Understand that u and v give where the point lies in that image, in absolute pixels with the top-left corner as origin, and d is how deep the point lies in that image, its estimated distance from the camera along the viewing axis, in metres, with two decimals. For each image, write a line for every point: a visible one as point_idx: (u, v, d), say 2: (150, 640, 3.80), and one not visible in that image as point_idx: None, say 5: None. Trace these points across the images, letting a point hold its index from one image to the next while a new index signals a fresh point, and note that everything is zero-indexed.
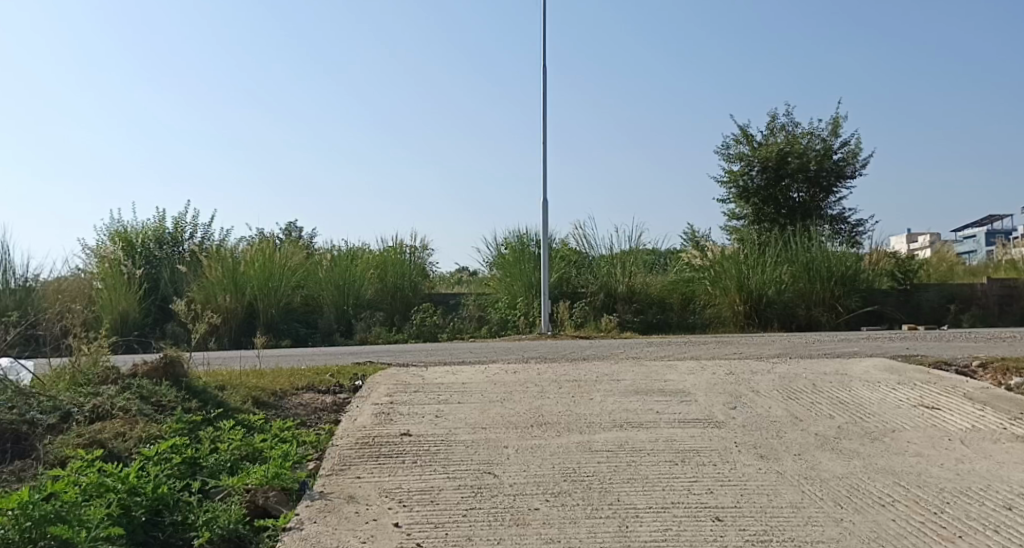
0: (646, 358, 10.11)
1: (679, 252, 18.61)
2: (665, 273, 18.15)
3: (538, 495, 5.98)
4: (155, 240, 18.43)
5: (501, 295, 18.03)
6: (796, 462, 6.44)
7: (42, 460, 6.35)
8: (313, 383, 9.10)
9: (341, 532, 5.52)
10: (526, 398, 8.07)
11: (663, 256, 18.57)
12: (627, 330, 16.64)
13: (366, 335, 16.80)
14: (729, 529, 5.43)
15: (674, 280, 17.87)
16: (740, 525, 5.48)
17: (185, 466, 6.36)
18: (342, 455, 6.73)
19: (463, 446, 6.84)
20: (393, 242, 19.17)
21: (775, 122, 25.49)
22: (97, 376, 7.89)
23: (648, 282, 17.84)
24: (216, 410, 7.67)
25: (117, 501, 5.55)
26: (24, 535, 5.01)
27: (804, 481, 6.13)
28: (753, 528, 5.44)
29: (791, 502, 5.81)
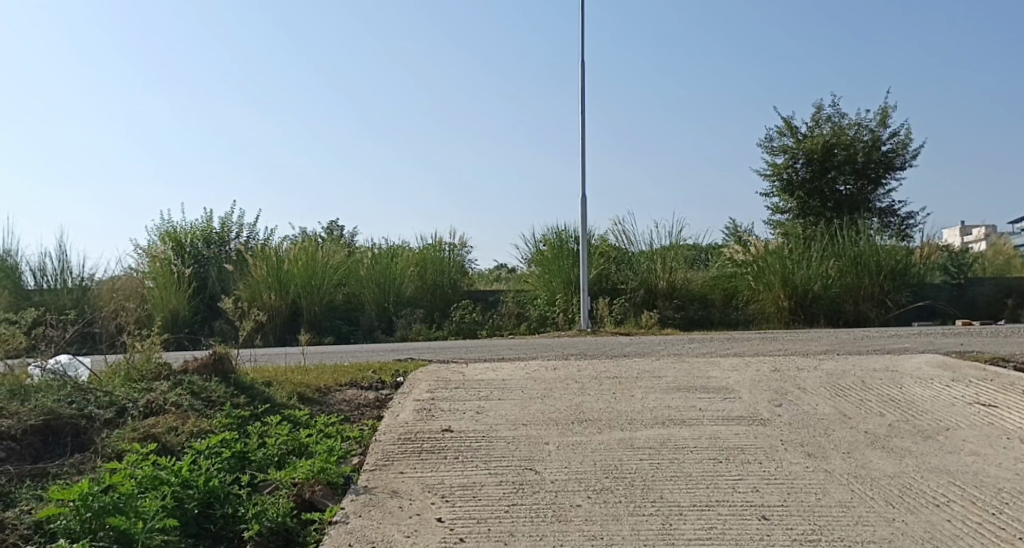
0: (688, 355, 10.11)
1: (720, 248, 18.49)
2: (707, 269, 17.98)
3: (580, 492, 6.03)
4: (203, 239, 18.74)
5: (540, 292, 18.07)
6: (845, 460, 6.42)
7: (101, 454, 6.49)
8: (356, 380, 9.24)
9: (386, 526, 5.63)
10: (568, 395, 8.12)
11: (705, 252, 18.42)
12: (668, 326, 16.60)
13: (406, 332, 16.94)
14: (776, 528, 5.44)
15: (716, 276, 17.70)
16: (788, 524, 5.49)
17: (235, 459, 6.48)
18: (385, 451, 6.85)
19: (504, 443, 6.92)
20: (432, 240, 19.32)
21: (821, 113, 25.24)
22: (149, 373, 8.09)
23: (690, 277, 17.65)
24: (263, 405, 7.83)
25: (171, 494, 5.71)
26: (85, 525, 5.23)
27: (853, 479, 6.11)
28: (801, 527, 5.44)
29: (839, 501, 5.79)
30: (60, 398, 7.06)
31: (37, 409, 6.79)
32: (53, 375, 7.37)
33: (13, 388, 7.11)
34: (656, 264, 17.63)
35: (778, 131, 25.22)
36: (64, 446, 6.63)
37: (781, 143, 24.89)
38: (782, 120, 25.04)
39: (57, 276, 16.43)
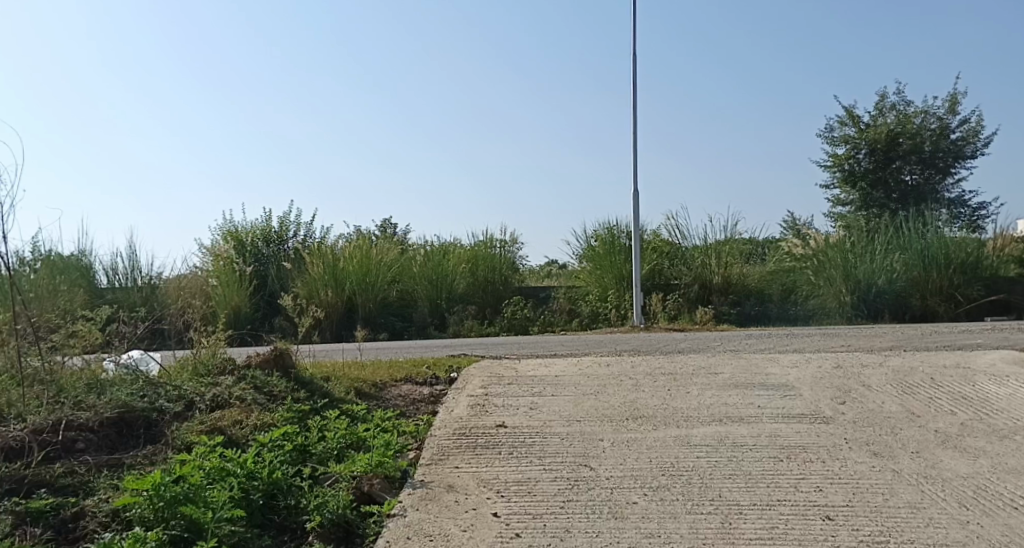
0: (745, 351, 10.03)
1: (777, 242, 18.27)
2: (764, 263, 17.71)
3: (635, 488, 6.05)
4: (263, 238, 19.07)
5: (592, 288, 18.07)
6: (913, 460, 6.34)
7: (171, 446, 6.65)
8: (411, 375, 9.37)
9: (443, 520, 5.72)
10: (622, 391, 8.14)
11: (763, 246, 18.10)
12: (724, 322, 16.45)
13: (459, 328, 17.03)
14: (842, 529, 5.41)
15: (774, 270, 17.49)
16: (853, 525, 5.45)
17: (297, 452, 6.63)
18: (440, 445, 6.95)
19: (559, 439, 6.96)
20: (483, 236, 19.44)
21: (884, 102, 24.76)
22: (215, 368, 8.30)
23: (746, 271, 17.48)
24: (322, 399, 7.99)
25: (237, 485, 5.85)
26: (157, 514, 5.38)
27: (922, 480, 6.03)
28: (867, 528, 5.40)
29: (909, 502, 5.73)
30: (133, 392, 7.27)
31: (113, 401, 6.98)
32: (126, 369, 7.61)
33: (89, 381, 7.33)
34: (710, 259, 17.53)
35: (840, 121, 24.81)
36: (136, 438, 6.77)
37: (843, 133, 24.49)
38: (844, 110, 24.62)
39: (127, 274, 16.94)
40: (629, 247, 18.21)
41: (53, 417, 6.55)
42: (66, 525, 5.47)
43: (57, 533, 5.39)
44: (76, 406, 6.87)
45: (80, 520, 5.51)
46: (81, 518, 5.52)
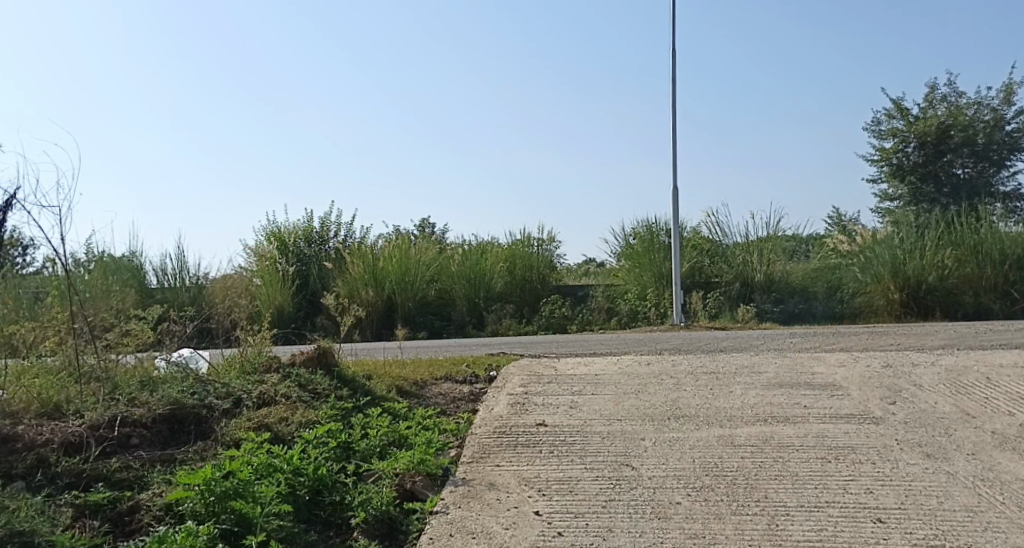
0: (789, 350, 9.97)
1: (822, 239, 18.16)
2: (807, 261, 17.73)
3: (678, 489, 6.07)
4: (305, 238, 19.30)
5: (630, 286, 18.04)
6: (969, 462, 6.28)
7: (221, 441, 6.78)
8: (451, 374, 9.46)
9: (485, 518, 5.79)
10: (662, 391, 8.14)
11: (806, 243, 18.11)
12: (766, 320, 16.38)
13: (497, 327, 17.12)
14: (894, 532, 5.38)
15: (818, 268, 17.43)
16: (906, 528, 5.42)
17: (340, 449, 6.74)
18: (481, 443, 7.02)
19: (599, 438, 7.00)
20: (521, 235, 19.48)
21: (934, 94, 24.39)
22: (262, 366, 8.47)
23: (789, 269, 17.43)
24: (364, 397, 8.11)
25: (284, 481, 5.94)
26: (208, 508, 5.49)
27: (979, 482, 5.98)
28: (921, 532, 5.37)
29: (965, 505, 5.69)
30: (184, 390, 7.43)
31: (165, 398, 7.12)
32: (177, 368, 7.77)
33: (142, 379, 7.47)
34: (752, 256, 17.46)
35: (888, 114, 24.48)
36: (187, 434, 6.92)
37: (891, 126, 24.16)
38: (892, 102, 24.29)
39: (176, 274, 17.26)
40: (669, 244, 18.18)
41: (109, 414, 6.69)
42: (122, 518, 5.56)
43: (114, 526, 5.48)
44: (131, 403, 7.01)
45: (136, 513, 5.60)
46: (137, 512, 5.61)
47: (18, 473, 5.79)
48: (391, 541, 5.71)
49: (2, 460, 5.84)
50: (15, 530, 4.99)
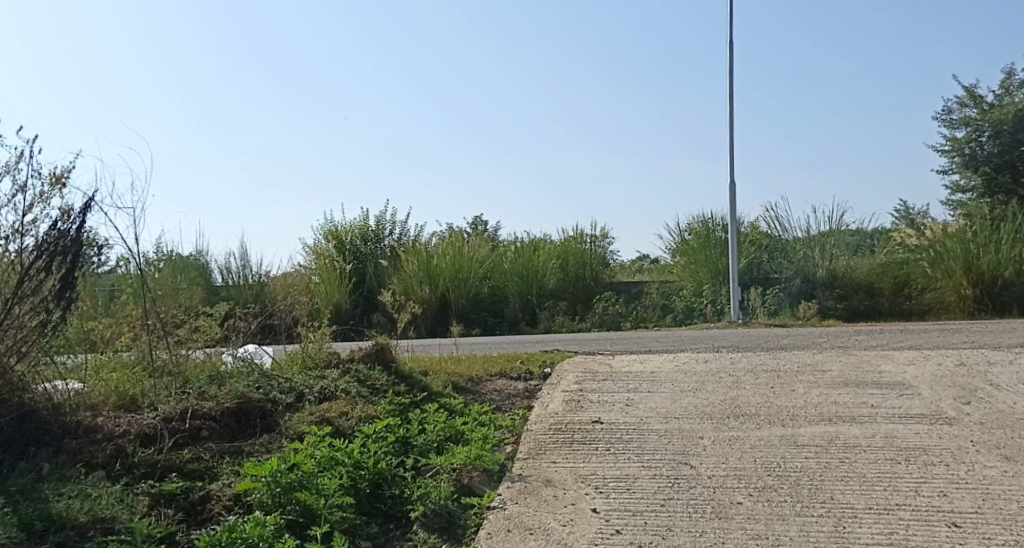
0: (855, 348, 9.86)
1: (888, 234, 17.85)
2: (873, 256, 17.40)
3: (740, 489, 6.07)
4: (361, 236, 19.58)
5: (686, 283, 17.94)
6: None
7: (285, 435, 6.94)
8: (505, 370, 9.56)
9: (542, 514, 5.86)
10: (721, 389, 8.13)
11: (872, 238, 17.86)
12: (829, 317, 16.18)
13: (550, 324, 17.17)
14: (971, 537, 5.32)
15: (885, 263, 17.11)
16: (984, 533, 5.36)
17: (399, 444, 6.86)
18: (537, 440, 7.10)
19: (657, 436, 7.02)
20: (574, 232, 19.51)
21: (1011, 81, 23.92)
22: (322, 361, 8.67)
23: (853, 265, 17.15)
24: (421, 393, 8.24)
25: (346, 474, 6.07)
26: (274, 499, 5.64)
27: None
28: (999, 537, 5.31)
29: None
30: (249, 384, 7.64)
31: (231, 392, 7.33)
32: (243, 362, 8.00)
33: (210, 373, 7.72)
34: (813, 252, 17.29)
35: (960, 102, 23.96)
36: (253, 427, 7.09)
37: (963, 115, 23.69)
38: (965, 90, 23.77)
39: (239, 272, 17.69)
40: (725, 239, 18.06)
41: (180, 407, 6.91)
42: (195, 508, 5.70)
43: (187, 515, 5.62)
44: (200, 397, 7.22)
45: (208, 502, 5.74)
46: (208, 501, 5.75)
47: (99, 461, 5.93)
48: (450, 535, 5.75)
49: (84, 449, 5.98)
50: (97, 516, 5.09)
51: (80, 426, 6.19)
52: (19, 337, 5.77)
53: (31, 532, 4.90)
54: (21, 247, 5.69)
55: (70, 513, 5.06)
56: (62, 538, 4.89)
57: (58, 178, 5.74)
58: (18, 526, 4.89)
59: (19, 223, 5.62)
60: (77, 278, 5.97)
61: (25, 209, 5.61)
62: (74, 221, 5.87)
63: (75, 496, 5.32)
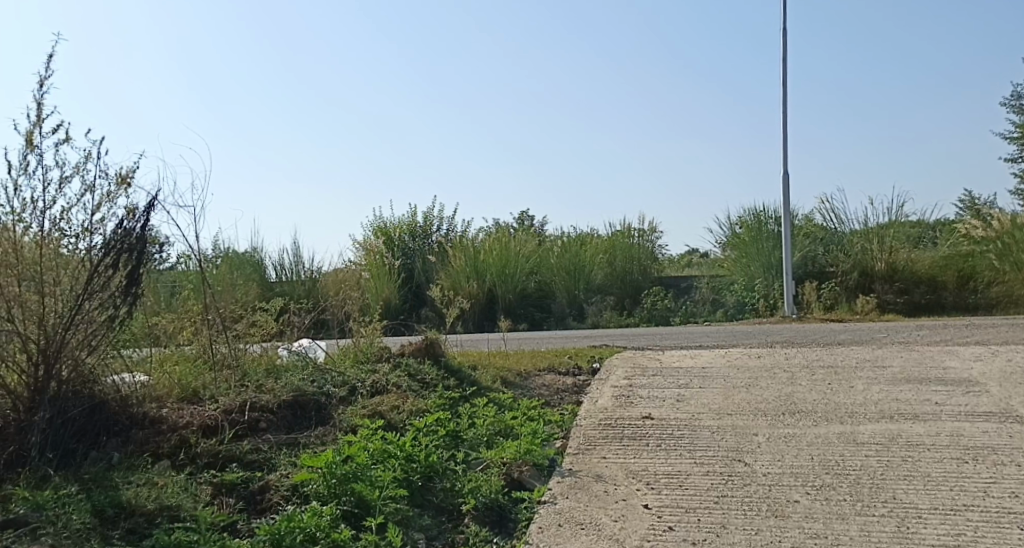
0: (917, 343, 9.74)
1: (951, 225, 17.53)
2: (934, 249, 17.08)
3: (797, 487, 6.06)
4: (409, 233, 19.77)
5: (737, 278, 17.80)
6: None
7: (339, 427, 7.06)
8: (554, 366, 9.63)
9: (593, 509, 5.91)
10: (775, 385, 8.11)
11: (934, 230, 17.56)
12: (887, 312, 15.99)
13: (597, 319, 17.11)
14: None
15: (949, 255, 16.77)
16: None
17: (449, 438, 6.95)
18: (586, 435, 7.15)
19: (709, 432, 7.04)
20: (622, 226, 19.49)
21: None
22: (374, 355, 8.83)
23: (914, 258, 16.88)
24: (471, 387, 8.34)
25: (399, 467, 6.18)
26: (330, 490, 5.76)
27: None
28: None
29: None
30: (304, 378, 7.82)
31: (288, 386, 7.51)
32: (298, 356, 8.21)
33: (268, 367, 7.93)
34: (871, 245, 17.04)
35: None
36: (309, 419, 7.24)
37: None
38: None
39: (292, 268, 18.04)
40: (777, 232, 17.89)
41: (239, 399, 7.09)
42: (255, 497, 5.83)
43: (247, 504, 5.75)
44: (258, 390, 7.41)
45: (267, 492, 5.86)
46: (267, 491, 5.87)
47: (164, 451, 6.14)
48: (501, 529, 5.85)
49: (150, 440, 6.18)
50: (164, 504, 5.27)
51: (146, 418, 6.41)
52: (89, 332, 5.94)
53: (103, 518, 5.09)
54: (89, 244, 5.87)
55: (139, 501, 5.24)
56: (132, 525, 5.06)
57: (123, 178, 5.94)
58: (91, 512, 5.08)
59: (87, 222, 5.82)
60: (141, 274, 6.17)
61: (93, 208, 5.81)
62: (138, 220, 6.08)
63: (142, 484, 5.52)
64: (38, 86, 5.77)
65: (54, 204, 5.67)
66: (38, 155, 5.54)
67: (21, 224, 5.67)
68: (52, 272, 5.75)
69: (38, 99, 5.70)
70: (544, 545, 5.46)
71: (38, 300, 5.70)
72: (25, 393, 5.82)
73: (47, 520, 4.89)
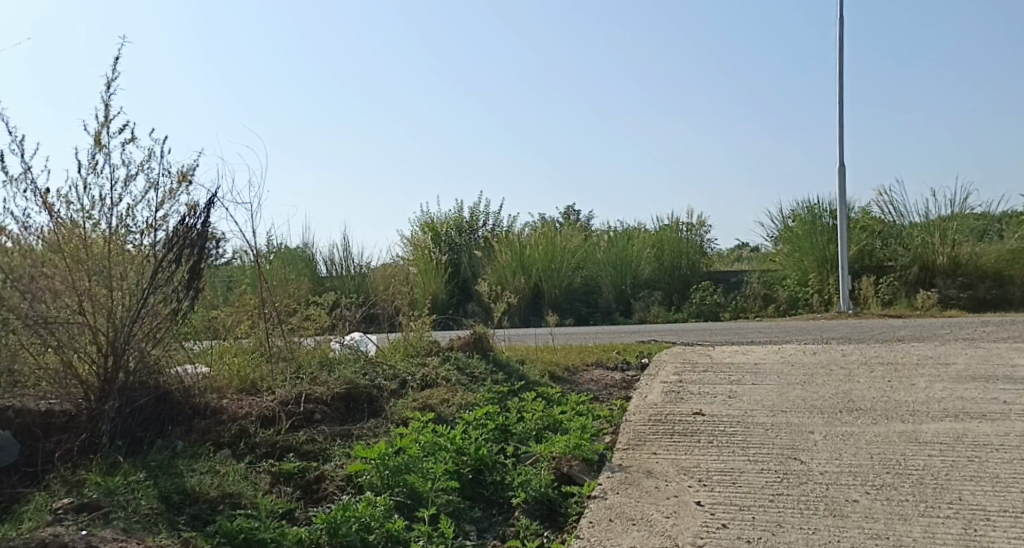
0: (982, 339, 9.55)
1: (1017, 218, 17.11)
2: (1001, 241, 16.65)
3: (856, 486, 5.99)
4: (456, 228, 19.92)
5: (789, 272, 17.56)
6: None
7: (390, 420, 7.13)
8: (603, 360, 9.63)
9: (645, 505, 5.90)
10: (832, 382, 8.02)
11: (999, 223, 17.16)
12: (949, 307, 15.65)
13: (645, 314, 17.01)
14: None
15: (1016, 249, 16.36)
16: None
17: (499, 431, 6.98)
18: (636, 431, 7.14)
19: (763, 429, 6.99)
20: (670, 221, 19.37)
21: None
22: (424, 349, 8.91)
23: (979, 251, 16.51)
24: (519, 381, 8.37)
25: (450, 459, 6.21)
26: (383, 481, 5.80)
27: None
28: None
29: None
30: (356, 370, 7.92)
31: (340, 378, 7.61)
32: (350, 350, 8.34)
33: (321, 359, 8.07)
34: (933, 237, 16.70)
35: None
36: (361, 411, 7.33)
37: None
38: None
39: (342, 263, 18.27)
40: (832, 226, 17.65)
41: (295, 391, 7.21)
42: (311, 486, 5.92)
43: (304, 493, 5.83)
44: (312, 382, 7.53)
45: (323, 482, 5.93)
46: (323, 481, 5.94)
47: (225, 440, 6.27)
48: (551, 522, 5.87)
49: (211, 429, 6.33)
50: (226, 492, 5.39)
51: (207, 408, 6.56)
52: (154, 325, 6.09)
53: (169, 504, 5.23)
54: (153, 241, 6.02)
55: (202, 488, 5.37)
56: (196, 511, 5.19)
57: (185, 175, 6.07)
58: (158, 498, 5.22)
59: (152, 218, 5.97)
60: (202, 269, 6.34)
61: (157, 206, 5.95)
62: (199, 217, 6.21)
63: (205, 472, 5.65)
64: (106, 87, 5.91)
65: (120, 201, 5.82)
66: (106, 154, 5.69)
67: (90, 221, 5.84)
68: (120, 266, 5.90)
69: (106, 100, 5.84)
70: (596, 540, 5.45)
71: (107, 293, 5.85)
72: (95, 382, 5.98)
73: (117, 505, 5.02)
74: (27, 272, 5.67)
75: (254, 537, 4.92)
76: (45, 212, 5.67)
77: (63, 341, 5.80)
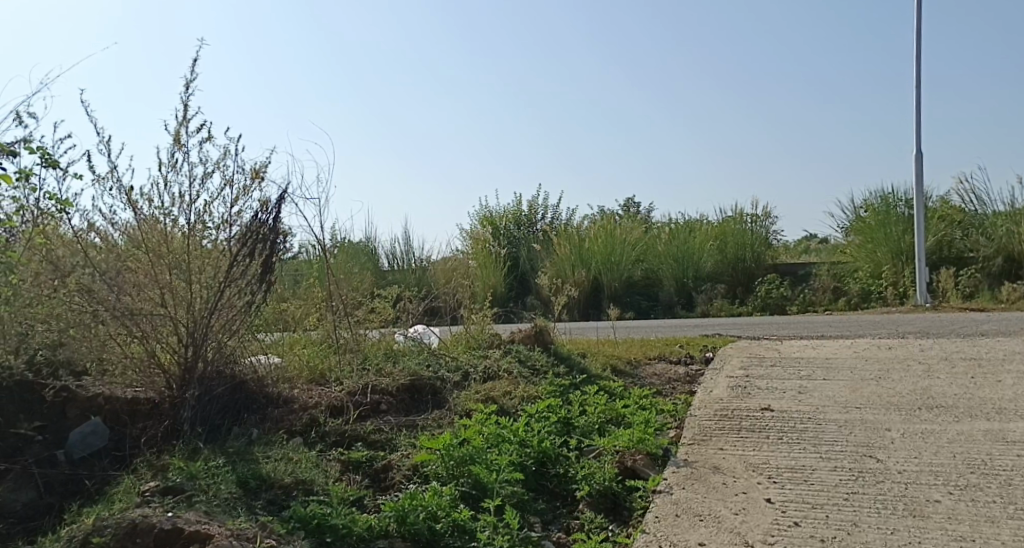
0: None
1: None
2: None
3: (937, 487, 5.89)
4: (515, 222, 20.02)
5: (862, 264, 17.25)
6: None
7: (454, 411, 7.21)
8: (665, 354, 9.61)
9: (712, 501, 5.88)
10: (909, 378, 7.88)
11: None
12: None
13: (707, 308, 16.89)
14: None
15: None
16: None
17: (561, 424, 7.01)
18: (702, 426, 7.11)
19: (835, 426, 6.90)
20: (734, 212, 19.17)
21: None
22: (486, 342, 8.98)
23: None
24: (582, 374, 8.39)
25: (515, 452, 6.26)
26: (449, 471, 5.88)
27: None
28: None
29: None
30: (420, 363, 8.04)
31: (405, 370, 7.73)
32: (414, 342, 8.46)
33: (387, 351, 8.21)
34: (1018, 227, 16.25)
35: None
36: (425, 403, 7.43)
37: None
38: None
39: (403, 257, 18.50)
40: (907, 217, 17.29)
41: (361, 383, 7.33)
42: (379, 475, 6.02)
43: (372, 481, 5.94)
44: (378, 373, 7.66)
45: (390, 471, 6.03)
46: (389, 470, 6.04)
47: (297, 429, 6.42)
48: (616, 516, 5.89)
49: (284, 418, 6.50)
50: (299, 478, 5.53)
51: (279, 397, 6.74)
52: (230, 318, 6.26)
53: (247, 489, 5.38)
54: (228, 235, 6.18)
55: (276, 475, 5.52)
56: (272, 496, 5.33)
57: (257, 172, 6.22)
58: (237, 483, 5.38)
59: (227, 214, 6.13)
60: (274, 263, 6.46)
61: (232, 201, 6.11)
62: (272, 212, 6.33)
63: (279, 458, 5.81)
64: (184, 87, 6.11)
65: (198, 198, 5.99)
66: (185, 152, 5.87)
67: (170, 217, 6.03)
68: (198, 260, 6.07)
69: (185, 100, 6.03)
70: (663, 535, 5.45)
71: (186, 286, 6.05)
72: (176, 371, 6.19)
73: (200, 489, 5.18)
74: (112, 267, 5.91)
75: (328, 523, 5.03)
76: (129, 209, 5.88)
77: (146, 333, 6.02)
